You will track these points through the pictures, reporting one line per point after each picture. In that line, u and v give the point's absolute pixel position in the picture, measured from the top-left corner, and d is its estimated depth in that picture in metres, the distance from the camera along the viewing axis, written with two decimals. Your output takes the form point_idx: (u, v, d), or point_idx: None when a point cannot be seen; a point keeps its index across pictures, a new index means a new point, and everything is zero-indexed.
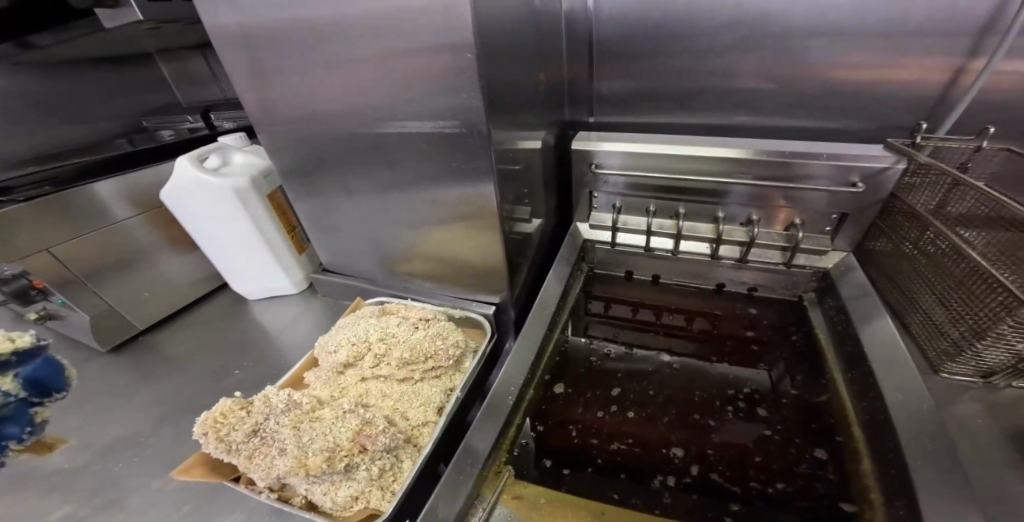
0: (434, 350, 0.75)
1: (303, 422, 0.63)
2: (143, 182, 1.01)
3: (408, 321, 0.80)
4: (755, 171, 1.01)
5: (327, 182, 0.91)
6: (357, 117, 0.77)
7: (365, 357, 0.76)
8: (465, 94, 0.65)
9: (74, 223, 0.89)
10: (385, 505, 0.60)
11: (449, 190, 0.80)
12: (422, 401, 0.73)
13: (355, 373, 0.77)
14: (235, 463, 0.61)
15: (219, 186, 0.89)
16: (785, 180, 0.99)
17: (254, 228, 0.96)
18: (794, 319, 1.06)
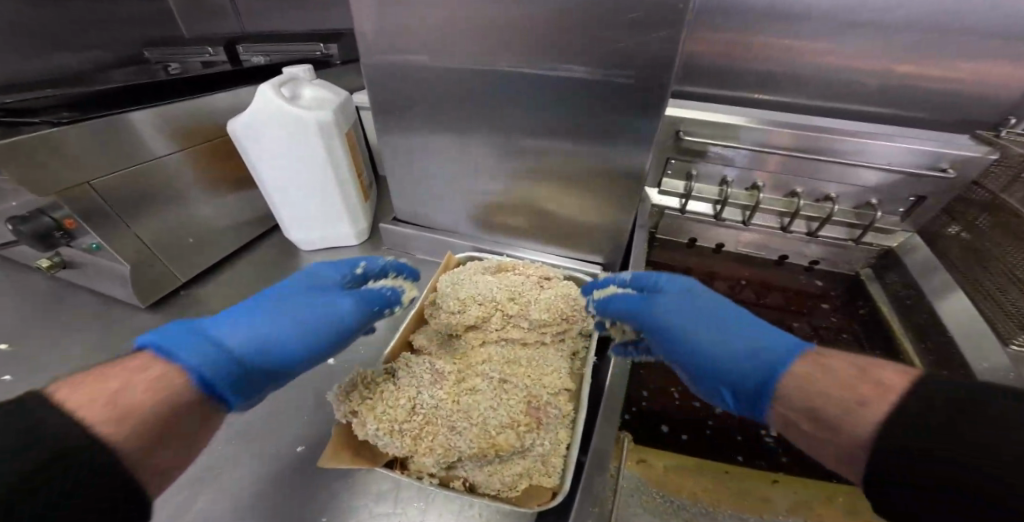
0: (569, 315, 0.72)
1: (463, 395, 0.58)
2: (197, 112, 0.82)
3: (529, 281, 0.76)
4: (812, 144, 0.99)
5: (436, 127, 0.82)
6: (508, 53, 0.68)
7: (494, 318, 0.70)
8: (664, 38, 0.60)
9: (118, 151, 0.71)
10: (558, 480, 0.56)
11: (589, 149, 0.75)
12: (559, 367, 0.69)
13: (478, 335, 0.69)
14: (397, 447, 0.54)
15: (303, 122, 0.76)
16: (841, 156, 0.98)
17: (334, 176, 0.84)
18: (852, 291, 1.12)
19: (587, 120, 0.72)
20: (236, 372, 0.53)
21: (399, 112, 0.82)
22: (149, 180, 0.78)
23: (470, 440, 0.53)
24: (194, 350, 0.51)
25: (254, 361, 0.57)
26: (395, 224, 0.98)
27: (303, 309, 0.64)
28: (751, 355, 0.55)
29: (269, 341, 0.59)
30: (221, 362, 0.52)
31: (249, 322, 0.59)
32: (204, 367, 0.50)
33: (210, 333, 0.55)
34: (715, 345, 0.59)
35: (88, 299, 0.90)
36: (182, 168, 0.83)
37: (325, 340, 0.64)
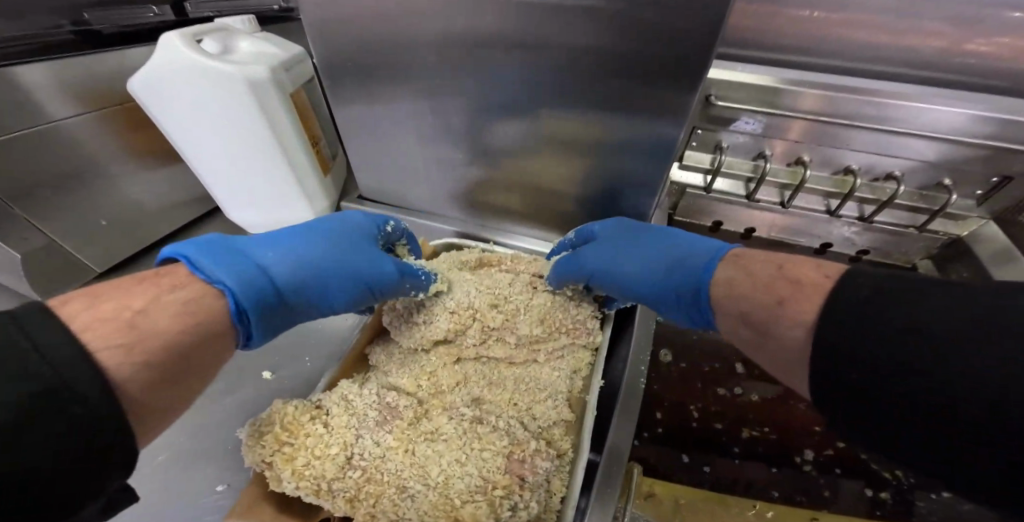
0: (569, 328, 0.57)
1: (416, 442, 0.46)
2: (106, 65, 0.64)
3: (518, 283, 0.59)
4: (840, 108, 0.70)
5: (405, 85, 0.63)
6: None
7: (470, 325, 0.55)
8: None
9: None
10: None
11: (606, 119, 0.59)
12: (553, 394, 0.55)
13: (451, 351, 0.56)
14: (330, 508, 0.42)
15: (231, 83, 0.59)
16: (876, 122, 0.70)
17: (276, 145, 0.67)
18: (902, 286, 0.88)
19: (608, 79, 0.54)
20: (262, 306, 0.45)
21: (354, 65, 0.62)
22: (49, 153, 0.62)
23: (422, 510, 0.42)
24: (228, 268, 0.43)
25: (284, 297, 0.48)
26: (360, 204, 0.82)
27: (342, 251, 0.54)
28: (674, 271, 0.51)
29: (302, 277, 0.50)
30: (251, 291, 0.44)
31: (285, 254, 0.50)
32: (231, 292, 0.42)
33: (249, 254, 0.48)
34: (641, 262, 0.55)
35: None
36: (89, 134, 0.66)
37: (363, 286, 0.54)
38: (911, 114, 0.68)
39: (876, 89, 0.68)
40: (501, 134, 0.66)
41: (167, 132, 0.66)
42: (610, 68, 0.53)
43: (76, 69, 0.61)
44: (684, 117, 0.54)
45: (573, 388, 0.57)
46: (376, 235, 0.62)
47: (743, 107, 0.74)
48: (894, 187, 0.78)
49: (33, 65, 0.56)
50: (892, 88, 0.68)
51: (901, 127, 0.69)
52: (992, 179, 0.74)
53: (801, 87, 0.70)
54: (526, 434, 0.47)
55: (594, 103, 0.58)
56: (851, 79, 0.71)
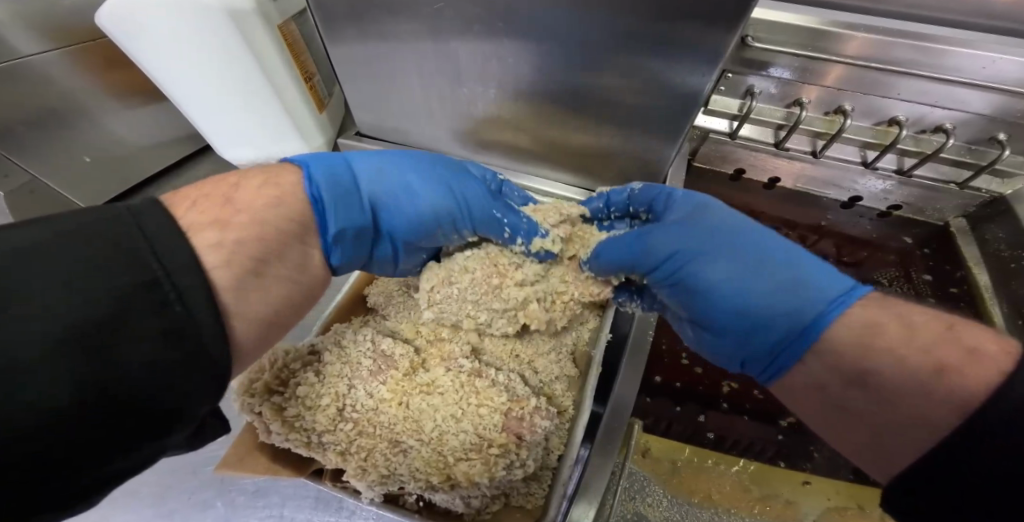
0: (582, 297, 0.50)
1: (410, 395, 0.43)
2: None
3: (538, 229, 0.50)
4: (885, 53, 0.61)
5: (404, 17, 0.55)
6: None
7: (494, 320, 0.48)
8: None
9: None
10: (542, 502, 0.45)
11: (629, 63, 0.52)
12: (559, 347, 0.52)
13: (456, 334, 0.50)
14: (321, 460, 0.42)
15: (210, 16, 0.52)
16: (921, 69, 0.62)
17: (266, 82, 0.61)
18: (933, 247, 0.78)
19: (632, 15, 0.47)
20: (345, 212, 0.44)
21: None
22: (26, 89, 0.58)
23: (414, 468, 0.41)
24: (321, 171, 0.44)
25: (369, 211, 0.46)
26: (360, 141, 0.76)
27: (427, 175, 0.49)
28: (793, 299, 0.41)
29: (396, 192, 0.48)
30: (335, 194, 0.43)
31: (380, 168, 0.48)
32: (316, 194, 0.42)
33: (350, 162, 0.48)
34: (742, 276, 0.43)
35: None
36: (64, 70, 0.61)
37: (448, 209, 0.48)
38: (975, 59, 0.59)
39: (928, 33, 0.59)
40: (509, 72, 0.59)
41: (143, 68, 0.59)
42: (637, 5, 0.46)
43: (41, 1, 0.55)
44: (718, 62, 0.48)
45: (578, 340, 0.55)
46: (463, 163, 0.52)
47: (772, 50, 0.65)
48: (941, 139, 0.69)
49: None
50: (947, 33, 0.59)
51: (951, 77, 0.61)
52: None
53: (852, 25, 0.61)
54: (526, 391, 0.45)
55: (619, 41, 0.50)
56: (900, 22, 0.62)
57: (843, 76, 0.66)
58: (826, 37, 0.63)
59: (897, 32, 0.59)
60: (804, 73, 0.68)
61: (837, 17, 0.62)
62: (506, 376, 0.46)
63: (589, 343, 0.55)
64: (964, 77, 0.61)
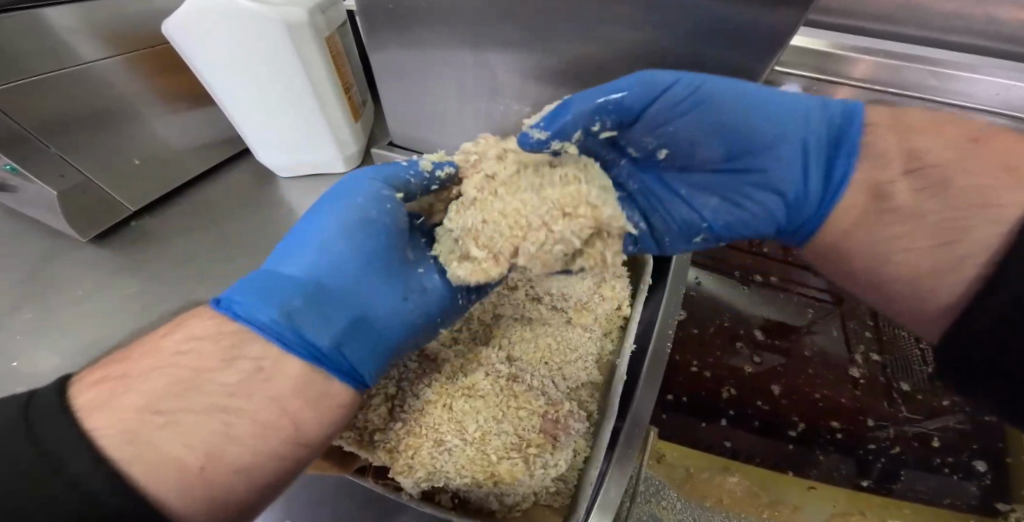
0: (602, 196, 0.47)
1: (455, 398, 0.46)
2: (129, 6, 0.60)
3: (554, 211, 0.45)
4: (903, 77, 0.64)
5: (448, 37, 0.59)
6: None
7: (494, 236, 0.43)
8: None
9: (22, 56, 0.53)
10: (568, 501, 0.48)
11: None
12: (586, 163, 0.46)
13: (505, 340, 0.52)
14: (366, 457, 0.44)
15: (269, 27, 0.55)
16: (939, 95, 0.64)
17: (311, 89, 0.64)
18: None
19: (662, 34, 0.50)
20: (318, 313, 0.37)
21: (391, 7, 0.58)
22: (83, 91, 0.60)
23: (458, 465, 0.42)
24: (257, 299, 0.36)
25: (345, 304, 0.39)
26: (389, 149, 0.79)
27: (353, 198, 0.45)
28: (804, 155, 0.45)
29: (336, 277, 0.40)
30: (306, 315, 0.37)
31: (296, 253, 0.42)
32: (290, 324, 0.35)
33: (273, 269, 0.41)
34: (701, 180, 0.50)
35: (19, 227, 0.76)
36: (119, 74, 0.63)
37: (368, 248, 0.43)
38: (990, 87, 0.62)
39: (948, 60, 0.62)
40: (542, 90, 0.62)
41: (199, 75, 0.62)
42: (672, 34, 0.50)
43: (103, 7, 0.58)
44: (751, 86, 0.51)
45: (603, 350, 0.56)
46: (391, 166, 0.50)
47: (791, 72, 0.68)
48: None
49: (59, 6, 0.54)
50: (961, 59, 0.63)
51: (962, 101, 0.64)
52: None
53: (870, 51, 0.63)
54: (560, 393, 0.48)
55: (654, 66, 0.54)
56: (920, 49, 0.65)
57: None
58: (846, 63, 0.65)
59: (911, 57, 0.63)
60: None
61: (858, 43, 0.65)
62: (540, 379, 0.50)
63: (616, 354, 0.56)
64: (980, 104, 0.63)
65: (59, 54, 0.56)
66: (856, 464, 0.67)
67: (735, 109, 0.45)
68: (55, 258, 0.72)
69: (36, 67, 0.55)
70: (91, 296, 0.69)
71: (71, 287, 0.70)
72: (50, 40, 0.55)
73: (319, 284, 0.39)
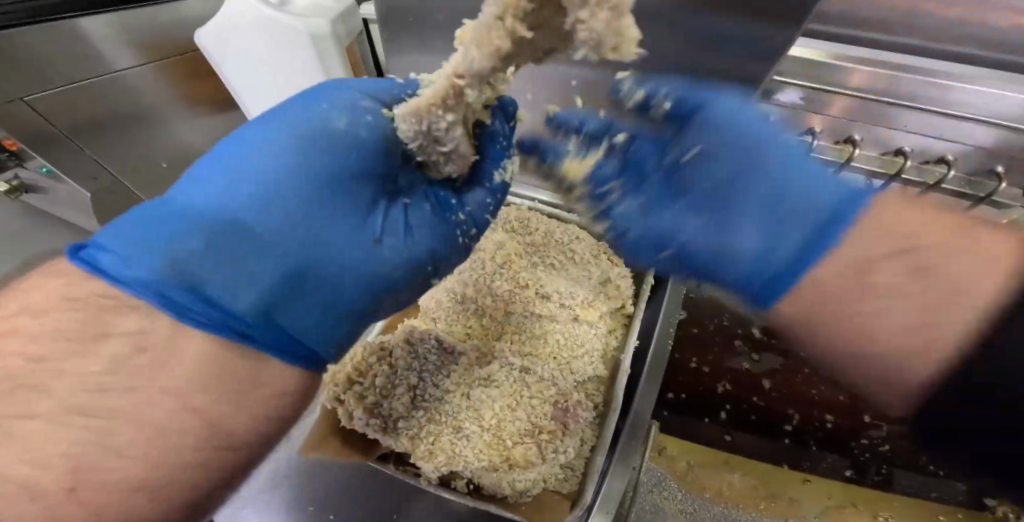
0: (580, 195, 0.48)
1: (473, 389, 0.50)
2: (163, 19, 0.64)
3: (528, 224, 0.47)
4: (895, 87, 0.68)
5: None
6: None
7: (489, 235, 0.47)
8: None
9: (60, 65, 0.56)
10: (575, 488, 0.49)
11: None
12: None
13: (517, 336, 0.56)
14: (391, 445, 0.48)
15: (296, 37, 0.59)
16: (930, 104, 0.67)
17: None
18: None
19: (667, 47, 0.54)
20: (187, 288, 0.30)
21: (411, 19, 0.62)
22: (114, 96, 0.63)
23: (479, 451, 0.47)
24: (120, 252, 0.30)
25: (255, 254, 0.32)
26: None
27: (314, 111, 0.41)
28: (770, 211, 0.38)
29: (240, 222, 0.33)
30: (172, 271, 0.29)
31: (216, 184, 0.35)
32: (162, 268, 0.29)
33: (186, 206, 0.34)
34: (635, 213, 0.49)
35: (51, 225, 0.80)
36: (149, 81, 0.67)
37: (323, 182, 0.38)
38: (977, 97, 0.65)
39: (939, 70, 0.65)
40: (553, 101, 0.66)
41: (226, 82, 0.66)
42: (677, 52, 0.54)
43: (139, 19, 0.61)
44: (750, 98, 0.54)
45: (607, 346, 0.59)
46: (371, 82, 0.46)
47: (787, 82, 0.72)
48: (943, 170, 0.73)
49: (95, 17, 0.56)
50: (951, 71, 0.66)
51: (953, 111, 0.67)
52: None
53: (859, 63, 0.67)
54: (569, 386, 0.53)
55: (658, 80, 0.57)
56: (912, 60, 0.68)
57: (856, 108, 0.72)
58: (840, 74, 0.69)
59: (903, 67, 0.66)
60: (819, 105, 0.74)
61: (850, 55, 0.68)
62: (551, 371, 0.53)
63: (619, 349, 0.59)
64: (970, 112, 0.66)
65: (94, 62, 0.59)
66: (849, 459, 0.70)
67: (739, 152, 0.43)
68: None
69: (74, 74, 0.58)
70: None
71: None
72: (86, 49, 0.58)
73: (241, 224, 0.33)
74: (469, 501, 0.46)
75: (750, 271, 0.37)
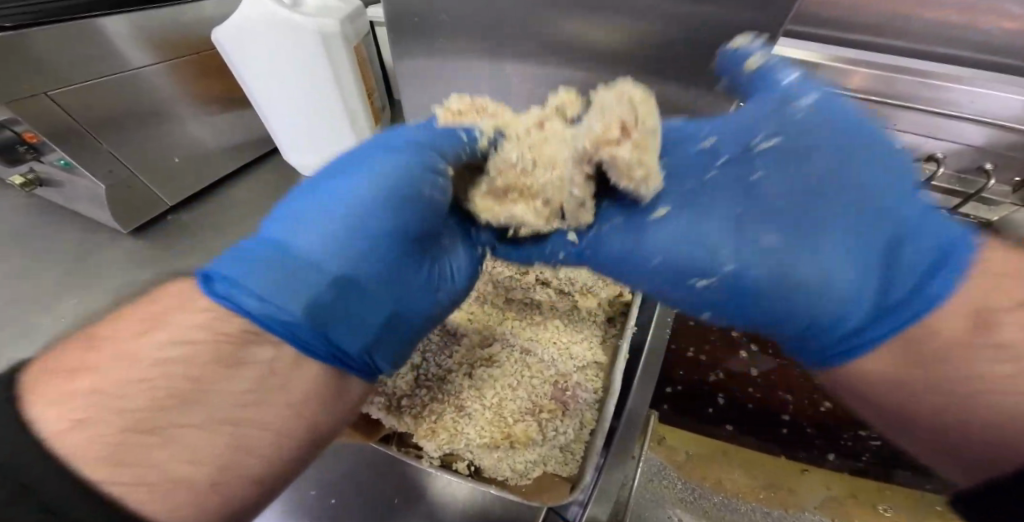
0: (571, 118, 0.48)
1: (476, 368, 0.53)
2: (181, 22, 0.67)
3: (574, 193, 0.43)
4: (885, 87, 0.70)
5: (471, 50, 0.67)
6: None
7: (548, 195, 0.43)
8: None
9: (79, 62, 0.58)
10: (575, 471, 0.48)
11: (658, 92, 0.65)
12: (643, 110, 0.42)
13: (519, 322, 0.58)
14: (395, 423, 0.50)
15: (306, 36, 0.62)
16: (921, 103, 0.69)
17: (339, 93, 0.69)
18: None
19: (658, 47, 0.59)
20: (319, 314, 0.34)
21: (417, 20, 0.65)
22: (129, 93, 0.66)
23: (480, 428, 0.49)
24: (251, 277, 0.33)
25: (341, 292, 0.35)
26: None
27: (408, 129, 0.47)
28: (864, 246, 0.39)
29: (346, 269, 0.36)
30: (313, 299, 0.34)
31: (314, 214, 0.38)
32: (275, 305, 0.33)
33: (276, 238, 0.36)
34: (685, 232, 0.45)
35: (67, 218, 0.82)
36: (164, 79, 0.69)
37: (379, 238, 0.39)
38: (965, 94, 0.67)
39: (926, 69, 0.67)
40: None
41: (239, 81, 0.68)
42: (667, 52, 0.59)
43: (161, 19, 0.64)
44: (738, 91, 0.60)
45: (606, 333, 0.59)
46: (443, 135, 0.47)
47: None
48: (934, 167, 0.72)
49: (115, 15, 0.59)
50: (940, 70, 0.68)
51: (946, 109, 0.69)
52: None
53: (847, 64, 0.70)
54: (568, 368, 0.54)
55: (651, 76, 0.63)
56: (902, 60, 0.70)
57: (848, 106, 0.74)
58: (830, 72, 0.72)
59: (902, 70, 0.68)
60: None
61: (839, 57, 0.71)
62: (551, 354, 0.55)
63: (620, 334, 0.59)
64: (960, 109, 0.68)
65: (111, 61, 0.62)
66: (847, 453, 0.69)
67: (874, 175, 0.42)
68: (99, 246, 0.78)
69: (92, 72, 0.60)
70: (130, 282, 0.74)
71: (107, 280, 0.74)
72: (105, 48, 0.61)
73: (351, 279, 0.36)
74: (467, 481, 0.47)
75: (817, 327, 0.39)
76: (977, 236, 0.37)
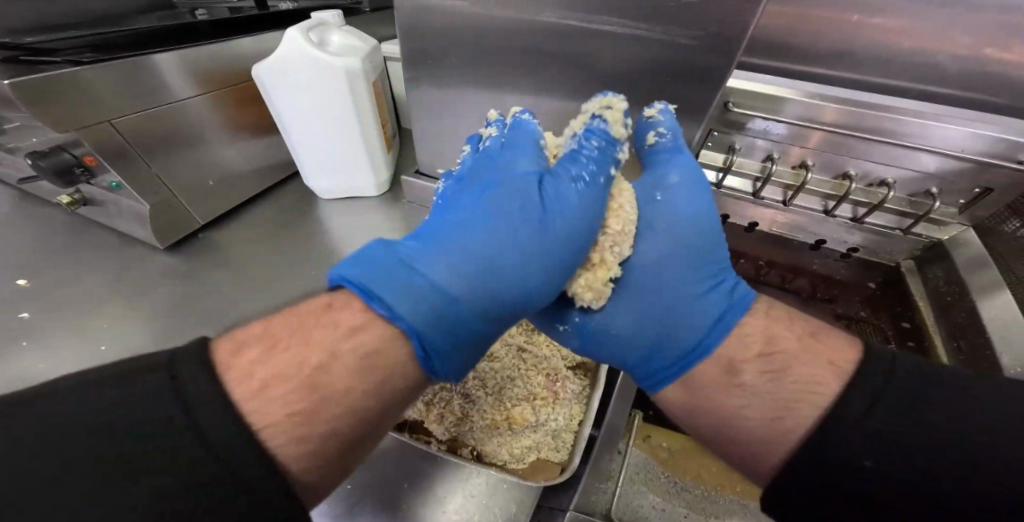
0: None
1: (480, 362, 0.61)
2: (222, 61, 0.77)
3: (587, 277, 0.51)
4: (849, 120, 0.76)
5: (478, 90, 0.79)
6: (561, 23, 0.67)
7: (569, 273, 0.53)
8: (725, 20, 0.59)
9: (133, 95, 0.68)
10: (565, 457, 0.56)
11: None
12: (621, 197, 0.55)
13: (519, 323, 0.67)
14: (410, 411, 0.59)
15: (334, 73, 0.71)
16: (880, 134, 0.75)
17: (358, 121, 0.78)
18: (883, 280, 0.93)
19: (632, 90, 0.72)
20: (439, 334, 0.41)
21: (429, 62, 0.77)
22: (170, 122, 0.75)
23: (484, 411, 0.57)
24: (393, 295, 0.40)
25: (469, 320, 0.43)
26: (417, 177, 0.94)
27: (530, 162, 0.54)
28: (674, 301, 0.53)
29: (470, 298, 0.43)
30: (439, 335, 0.41)
31: (450, 254, 0.44)
32: (432, 343, 0.41)
33: (414, 263, 0.43)
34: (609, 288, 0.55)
35: (103, 235, 0.90)
36: (204, 110, 0.79)
37: (499, 271, 0.45)
38: (920, 127, 0.73)
39: (886, 105, 0.73)
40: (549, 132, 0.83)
41: (271, 109, 0.78)
42: (640, 92, 0.71)
43: (206, 59, 0.74)
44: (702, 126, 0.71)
45: None
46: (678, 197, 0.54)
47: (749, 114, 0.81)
48: (885, 191, 0.84)
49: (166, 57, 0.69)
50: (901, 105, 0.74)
51: (904, 140, 0.75)
52: (974, 189, 0.78)
53: (814, 99, 0.76)
54: (560, 364, 0.63)
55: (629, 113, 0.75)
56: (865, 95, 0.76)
57: (816, 135, 0.80)
58: (798, 106, 0.77)
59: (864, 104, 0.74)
60: (779, 135, 0.83)
61: (808, 91, 0.77)
62: (545, 352, 0.64)
63: None
64: (917, 140, 0.74)
65: (159, 94, 0.71)
66: None
67: (678, 245, 0.54)
68: (133, 259, 0.86)
69: (143, 103, 0.70)
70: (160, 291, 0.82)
71: (143, 290, 0.81)
72: (156, 83, 0.70)
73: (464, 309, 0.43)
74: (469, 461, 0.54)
75: (646, 360, 0.53)
76: (752, 291, 0.54)
